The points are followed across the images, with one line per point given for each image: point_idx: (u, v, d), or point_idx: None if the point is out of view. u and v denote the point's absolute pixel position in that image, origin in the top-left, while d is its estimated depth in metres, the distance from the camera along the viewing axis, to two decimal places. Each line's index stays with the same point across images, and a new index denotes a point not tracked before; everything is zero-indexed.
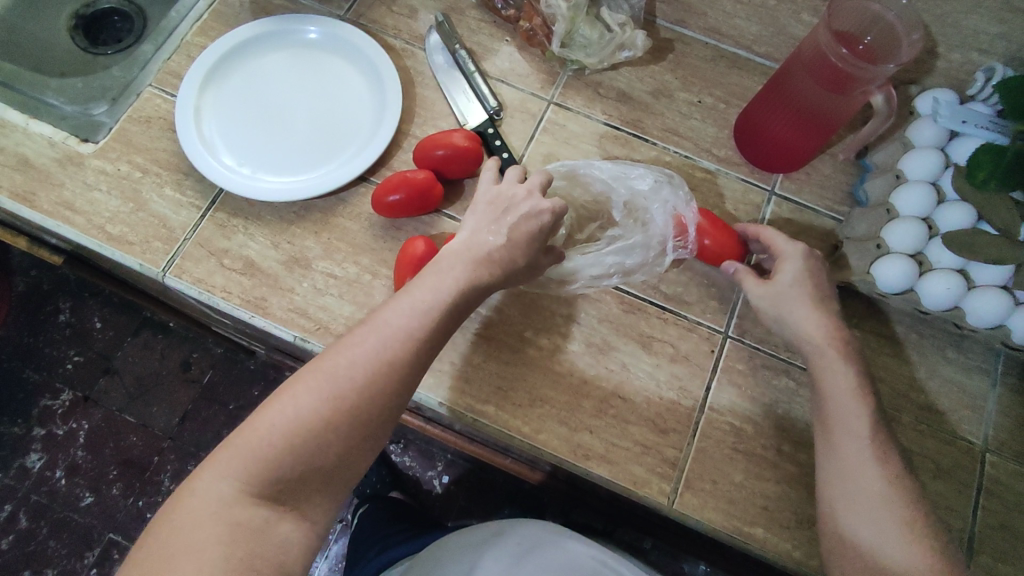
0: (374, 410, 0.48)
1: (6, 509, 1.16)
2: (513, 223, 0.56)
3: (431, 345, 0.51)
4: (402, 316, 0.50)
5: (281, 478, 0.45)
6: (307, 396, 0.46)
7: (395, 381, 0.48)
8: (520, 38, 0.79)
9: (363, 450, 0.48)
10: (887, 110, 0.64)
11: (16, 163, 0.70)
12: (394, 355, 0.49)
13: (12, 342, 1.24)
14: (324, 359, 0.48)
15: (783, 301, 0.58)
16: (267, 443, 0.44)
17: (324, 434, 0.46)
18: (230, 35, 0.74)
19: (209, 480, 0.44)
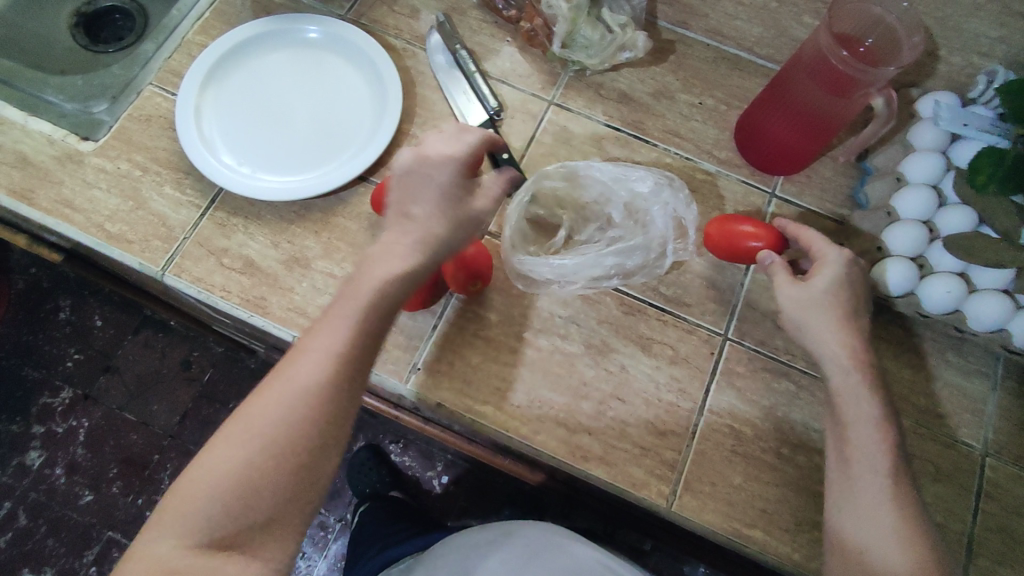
0: (301, 441, 0.47)
1: (5, 507, 1.16)
2: (420, 194, 0.53)
3: (351, 368, 0.49)
4: (313, 349, 0.49)
5: (219, 529, 0.45)
6: (234, 443, 0.47)
7: (316, 414, 0.48)
8: (521, 38, 0.79)
9: (301, 487, 0.47)
10: (888, 112, 0.63)
11: (16, 161, 0.70)
12: (310, 388, 0.48)
13: (11, 340, 1.24)
14: (248, 404, 0.48)
15: (812, 306, 0.56)
16: (200, 495, 0.45)
17: (252, 482, 0.46)
18: (232, 34, 0.74)
19: (150, 540, 0.45)
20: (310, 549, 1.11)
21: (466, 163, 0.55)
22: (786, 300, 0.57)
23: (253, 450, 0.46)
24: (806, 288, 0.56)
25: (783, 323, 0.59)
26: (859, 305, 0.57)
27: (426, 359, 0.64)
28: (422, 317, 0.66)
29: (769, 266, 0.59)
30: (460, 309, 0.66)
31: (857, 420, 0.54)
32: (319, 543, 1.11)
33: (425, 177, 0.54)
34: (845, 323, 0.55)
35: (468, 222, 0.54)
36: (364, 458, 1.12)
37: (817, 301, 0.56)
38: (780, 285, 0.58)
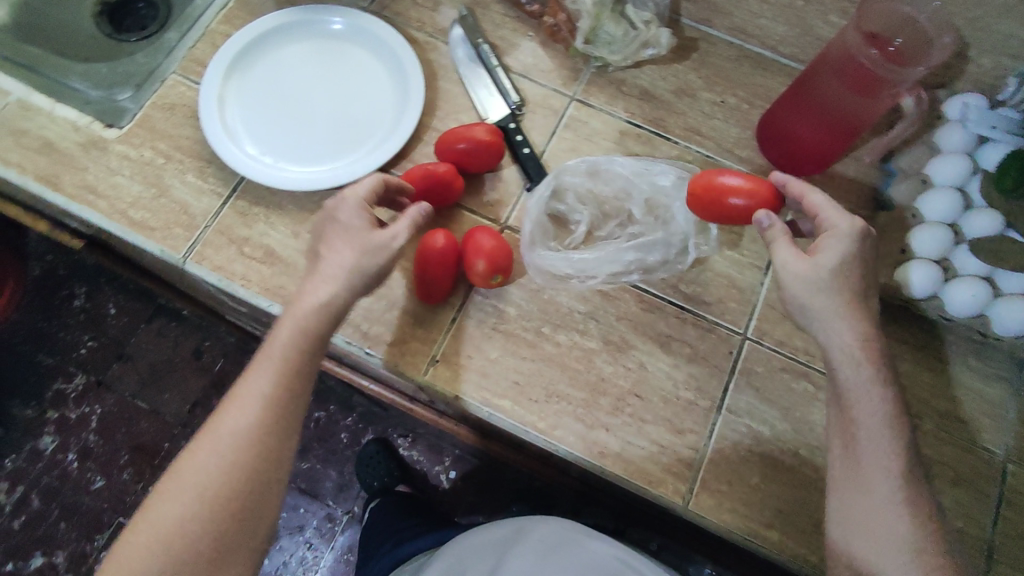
0: (235, 486, 0.50)
1: (17, 491, 1.17)
2: (330, 236, 0.57)
3: (275, 419, 0.52)
4: (240, 404, 0.52)
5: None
6: (172, 496, 0.50)
7: (243, 467, 0.51)
8: (543, 33, 0.78)
9: (232, 538, 0.50)
10: (916, 112, 0.67)
11: (41, 147, 0.71)
12: (238, 441, 0.51)
13: (26, 327, 1.25)
14: (180, 463, 0.52)
15: (820, 285, 0.53)
16: (143, 547, 0.48)
17: (182, 538, 0.49)
18: (255, 24, 0.74)
19: None
20: (317, 540, 1.11)
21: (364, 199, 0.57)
22: (792, 277, 0.54)
23: (184, 506, 0.49)
24: (812, 263, 0.53)
25: (788, 305, 0.56)
26: (870, 287, 0.54)
27: (444, 351, 0.65)
28: (441, 310, 0.66)
29: (771, 237, 0.56)
30: (479, 303, 0.66)
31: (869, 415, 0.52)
32: (326, 534, 1.12)
33: (332, 222, 0.57)
34: (855, 308, 0.53)
35: (373, 246, 0.56)
36: (372, 452, 1.12)
37: (825, 279, 0.53)
38: (785, 259, 0.54)
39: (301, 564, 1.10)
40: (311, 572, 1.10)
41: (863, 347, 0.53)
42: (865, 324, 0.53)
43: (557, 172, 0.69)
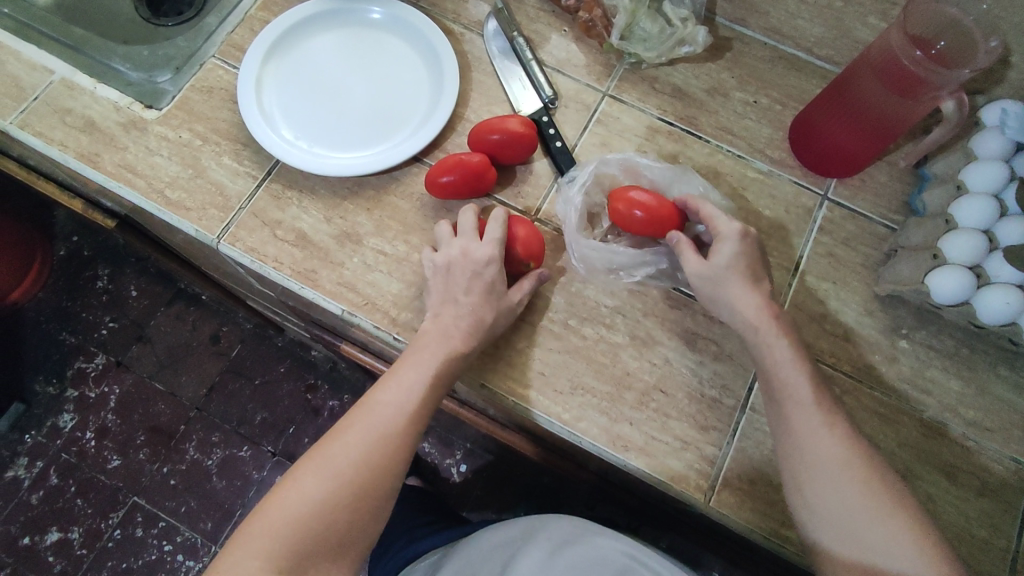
0: (375, 482, 0.53)
1: (37, 467, 1.20)
2: (468, 282, 0.61)
3: (421, 418, 0.57)
4: (393, 397, 0.56)
5: (294, 560, 0.49)
6: (313, 479, 0.52)
7: (384, 461, 0.54)
8: (578, 29, 0.79)
9: (367, 526, 0.53)
10: (958, 117, 0.62)
11: (83, 126, 0.72)
12: (388, 431, 0.55)
13: (51, 306, 1.27)
14: (326, 444, 0.54)
15: (721, 281, 0.59)
16: (284, 522, 0.50)
17: (328, 516, 0.51)
18: (294, 10, 0.75)
19: (232, 565, 0.48)
20: None
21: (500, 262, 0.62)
22: (698, 282, 0.60)
23: (328, 488, 0.51)
24: (706, 265, 0.60)
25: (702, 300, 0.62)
26: (761, 265, 0.62)
27: None
28: None
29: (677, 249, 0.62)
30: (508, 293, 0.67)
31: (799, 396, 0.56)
32: None
33: (466, 269, 0.61)
34: (754, 286, 0.60)
35: (505, 311, 0.62)
36: None
37: (726, 275, 0.59)
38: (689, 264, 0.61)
39: None
40: None
41: (763, 318, 0.58)
42: (763, 290, 0.60)
43: (593, 167, 0.70)
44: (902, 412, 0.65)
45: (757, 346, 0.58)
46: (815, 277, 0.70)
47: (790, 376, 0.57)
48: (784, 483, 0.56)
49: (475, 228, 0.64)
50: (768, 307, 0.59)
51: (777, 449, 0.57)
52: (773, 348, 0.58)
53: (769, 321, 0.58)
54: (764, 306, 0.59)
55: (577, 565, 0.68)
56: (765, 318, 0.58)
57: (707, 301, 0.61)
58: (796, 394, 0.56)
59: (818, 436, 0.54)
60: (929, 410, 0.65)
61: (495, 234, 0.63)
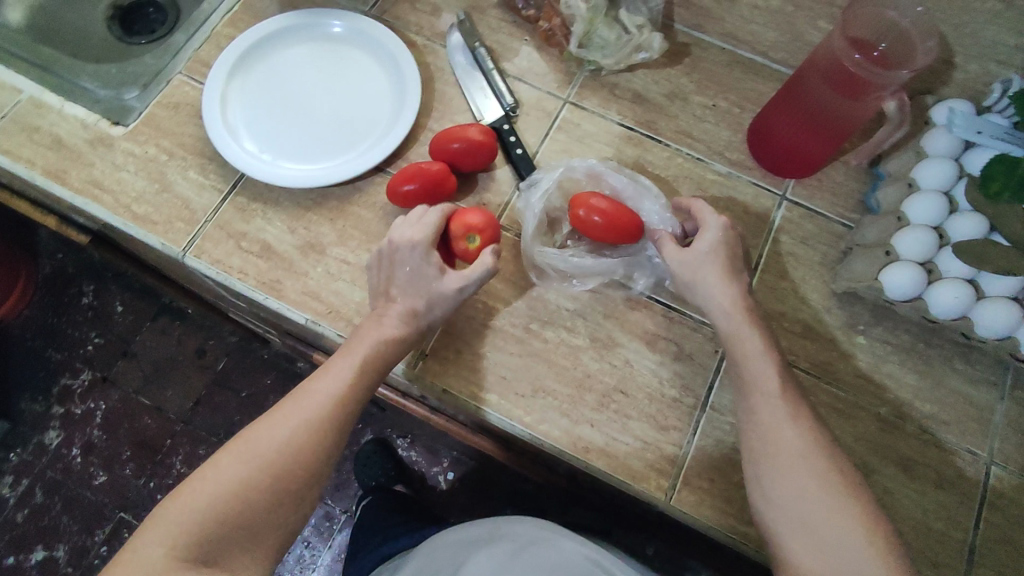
0: (293, 470, 0.53)
1: (22, 484, 1.20)
2: (397, 269, 0.62)
3: (351, 410, 0.57)
4: (320, 389, 0.57)
5: (203, 540, 0.50)
6: (231, 463, 0.53)
7: (304, 448, 0.54)
8: (539, 38, 0.80)
9: (284, 514, 0.53)
10: (900, 117, 0.67)
11: (51, 143, 0.73)
12: (310, 423, 0.55)
13: (35, 323, 1.28)
14: (251, 430, 0.55)
15: (699, 265, 0.60)
16: (197, 503, 0.51)
17: (240, 503, 0.51)
18: (259, 26, 0.77)
19: (142, 544, 0.50)
20: (314, 539, 1.12)
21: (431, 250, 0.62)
22: (677, 266, 0.61)
23: (242, 472, 0.52)
24: (687, 251, 0.60)
25: (676, 286, 0.62)
26: (740, 258, 0.61)
27: (433, 346, 0.66)
28: None
29: (659, 241, 0.63)
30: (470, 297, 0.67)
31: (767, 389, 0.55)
32: (324, 533, 1.13)
33: (394, 259, 0.62)
34: (730, 276, 0.59)
35: (440, 297, 0.62)
36: (369, 451, 1.13)
37: (705, 260, 0.60)
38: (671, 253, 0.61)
39: (296, 562, 1.11)
40: (308, 570, 1.11)
41: (739, 311, 0.58)
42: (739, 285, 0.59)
43: (559, 171, 0.70)
44: (859, 407, 0.66)
45: (730, 337, 0.58)
46: (773, 276, 0.71)
47: (763, 375, 0.56)
48: (746, 471, 0.55)
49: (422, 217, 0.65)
50: (745, 302, 0.59)
51: (744, 436, 0.55)
52: (745, 338, 0.57)
53: (745, 314, 0.58)
54: (739, 301, 0.58)
55: (539, 564, 0.69)
56: (740, 313, 0.58)
57: (684, 288, 0.61)
58: (764, 384, 0.55)
59: (784, 427, 0.53)
60: (886, 405, 0.66)
61: (429, 220, 0.63)
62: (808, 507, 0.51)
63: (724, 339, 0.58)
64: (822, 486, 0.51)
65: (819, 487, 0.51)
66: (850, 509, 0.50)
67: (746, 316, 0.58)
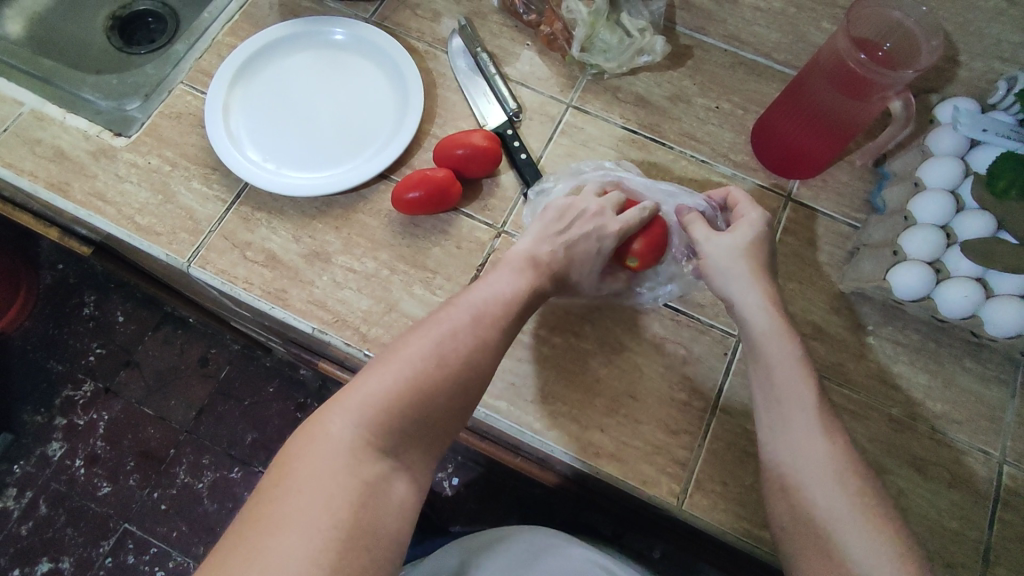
0: (470, 374, 0.51)
1: (26, 496, 1.19)
2: (581, 245, 0.61)
3: (519, 322, 0.56)
4: (491, 294, 0.55)
5: (392, 431, 0.47)
6: (413, 357, 0.49)
7: (483, 351, 0.52)
8: (540, 42, 0.80)
9: (455, 417, 0.51)
10: (905, 116, 0.65)
11: (53, 155, 0.73)
12: (491, 326, 0.53)
13: (38, 334, 1.27)
14: (426, 325, 0.52)
15: (735, 254, 0.60)
16: (384, 393, 0.47)
17: (428, 397, 0.48)
18: (260, 35, 0.76)
19: (328, 427, 0.46)
20: None
21: (621, 234, 0.63)
22: (713, 249, 0.61)
23: (426, 365, 0.49)
24: (726, 235, 0.61)
25: (705, 272, 0.62)
26: (772, 261, 0.62)
27: None
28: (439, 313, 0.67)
29: (687, 219, 0.64)
30: None
31: (794, 394, 0.54)
32: None
33: (587, 233, 0.62)
34: (761, 276, 0.59)
35: (583, 285, 0.65)
36: None
37: (742, 251, 0.60)
38: (705, 235, 0.62)
39: None
40: None
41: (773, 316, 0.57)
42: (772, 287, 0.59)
43: (575, 180, 0.70)
44: (871, 408, 0.65)
45: (759, 337, 0.57)
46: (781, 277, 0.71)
47: (791, 379, 0.55)
48: (767, 476, 0.54)
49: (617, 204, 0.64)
50: (777, 308, 0.58)
51: (766, 437, 0.55)
52: (776, 343, 0.56)
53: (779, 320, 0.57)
54: (775, 306, 0.58)
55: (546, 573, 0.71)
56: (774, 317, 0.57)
57: (713, 277, 0.61)
58: (794, 388, 0.54)
59: (810, 432, 0.52)
60: (897, 405, 0.65)
61: (613, 199, 0.65)
62: (825, 508, 0.50)
63: (752, 340, 0.57)
64: (841, 492, 0.50)
65: (838, 488, 0.51)
66: (867, 509, 0.50)
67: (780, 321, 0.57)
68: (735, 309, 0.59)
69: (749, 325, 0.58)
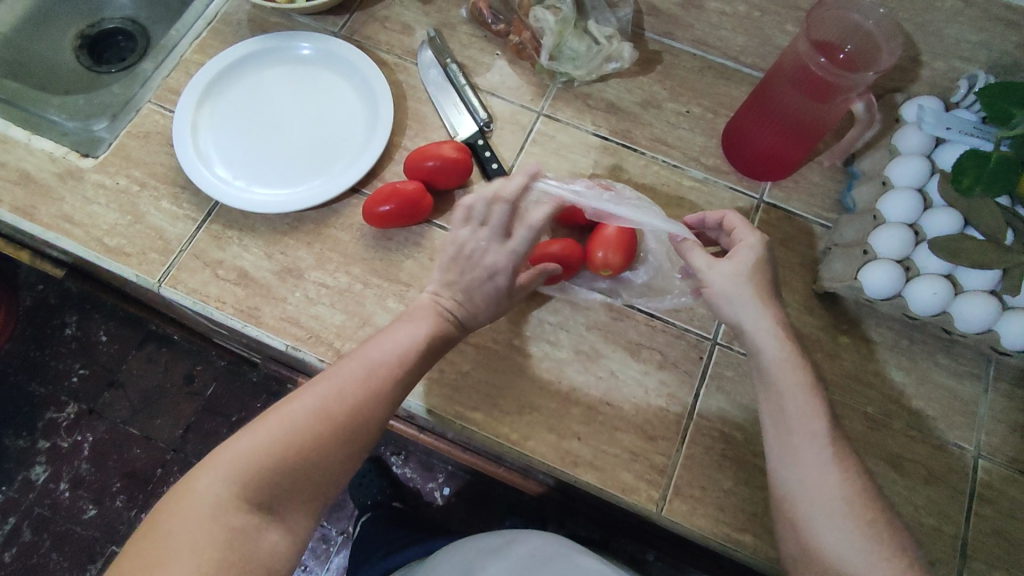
0: (357, 428, 0.51)
1: (8, 523, 1.17)
2: (473, 282, 0.59)
3: (416, 373, 0.56)
4: (388, 345, 0.55)
5: (267, 489, 0.47)
6: (298, 414, 0.49)
7: (372, 407, 0.52)
8: (510, 51, 0.80)
9: (341, 472, 0.51)
10: (868, 117, 0.67)
11: (18, 178, 0.72)
12: (385, 380, 0.53)
13: (17, 357, 1.25)
14: (319, 379, 0.52)
15: (739, 279, 0.56)
16: (262, 450, 0.47)
17: (307, 456, 0.49)
18: (227, 52, 0.76)
19: (201, 484, 0.46)
20: (312, 562, 1.10)
21: (513, 267, 0.59)
22: (717, 277, 0.57)
23: (312, 421, 0.49)
24: (727, 265, 0.57)
25: (710, 302, 0.58)
26: (777, 281, 0.58)
27: None
28: None
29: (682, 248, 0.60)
30: None
31: (801, 417, 0.53)
32: (321, 556, 1.11)
33: (475, 271, 0.58)
34: (768, 301, 0.56)
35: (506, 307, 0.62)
36: (365, 470, 1.11)
37: (746, 277, 0.56)
38: (702, 263, 0.58)
39: None
40: None
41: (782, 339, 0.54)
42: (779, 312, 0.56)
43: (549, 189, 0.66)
44: (847, 407, 0.65)
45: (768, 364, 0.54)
46: None
47: (796, 402, 0.53)
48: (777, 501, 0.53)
49: (504, 223, 0.59)
50: (788, 335, 0.55)
51: (777, 469, 0.53)
52: (785, 368, 0.54)
53: (792, 352, 0.54)
54: (785, 333, 0.55)
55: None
56: (785, 345, 0.54)
57: (719, 307, 0.57)
58: (806, 420, 0.53)
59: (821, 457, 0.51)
60: (873, 403, 0.66)
61: (498, 220, 0.58)
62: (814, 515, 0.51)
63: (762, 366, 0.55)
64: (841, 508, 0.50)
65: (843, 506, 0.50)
66: (841, 514, 0.50)
67: (792, 349, 0.54)
68: (744, 337, 0.56)
69: (759, 355, 0.55)
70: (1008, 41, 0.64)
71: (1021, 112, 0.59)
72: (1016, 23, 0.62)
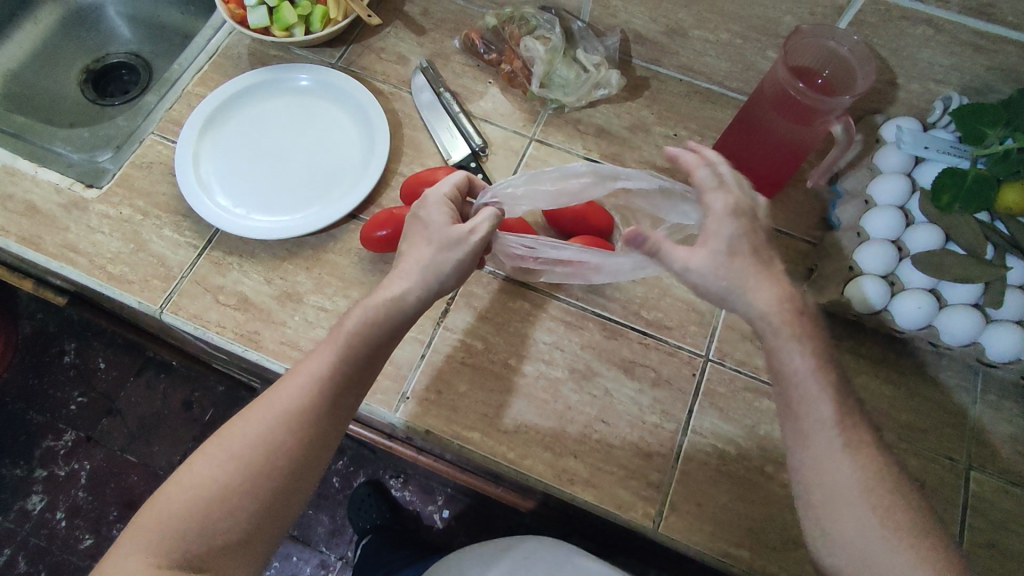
0: (268, 470, 0.50)
1: (4, 554, 1.16)
2: (414, 234, 0.57)
3: (333, 399, 0.52)
4: (295, 384, 0.52)
5: (181, 549, 0.48)
6: (207, 465, 0.50)
7: (281, 446, 0.50)
8: (501, 80, 0.83)
9: (266, 514, 0.50)
10: (846, 138, 0.66)
11: (24, 210, 0.73)
12: (295, 413, 0.51)
13: (15, 385, 1.26)
14: (231, 424, 0.52)
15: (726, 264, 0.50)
16: (175, 510, 0.49)
17: (222, 508, 0.49)
18: (229, 85, 0.79)
19: (122, 555, 0.48)
20: None
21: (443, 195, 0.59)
22: (700, 268, 0.50)
23: (221, 472, 0.49)
24: (699, 251, 0.50)
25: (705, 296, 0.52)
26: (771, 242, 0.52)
27: (414, 387, 0.66)
28: (411, 346, 0.68)
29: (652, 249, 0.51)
30: (448, 338, 0.69)
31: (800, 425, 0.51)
32: None
33: (414, 222, 0.58)
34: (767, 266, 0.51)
35: (446, 246, 0.55)
36: (364, 494, 1.11)
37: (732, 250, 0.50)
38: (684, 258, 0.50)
39: None
40: None
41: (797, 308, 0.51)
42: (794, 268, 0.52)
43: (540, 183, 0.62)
44: None
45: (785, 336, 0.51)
46: None
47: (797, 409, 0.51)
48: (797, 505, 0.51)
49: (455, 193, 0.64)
50: (787, 302, 0.50)
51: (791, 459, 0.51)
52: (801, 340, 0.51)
53: (795, 315, 0.50)
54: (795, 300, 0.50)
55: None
56: (781, 316, 0.49)
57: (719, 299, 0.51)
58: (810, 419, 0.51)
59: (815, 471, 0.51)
60: None
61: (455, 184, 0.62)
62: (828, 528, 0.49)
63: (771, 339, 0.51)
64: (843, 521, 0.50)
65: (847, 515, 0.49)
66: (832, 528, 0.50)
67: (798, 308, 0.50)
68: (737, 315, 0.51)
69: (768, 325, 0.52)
70: (978, 65, 0.65)
71: (992, 132, 0.61)
72: (983, 48, 0.63)
